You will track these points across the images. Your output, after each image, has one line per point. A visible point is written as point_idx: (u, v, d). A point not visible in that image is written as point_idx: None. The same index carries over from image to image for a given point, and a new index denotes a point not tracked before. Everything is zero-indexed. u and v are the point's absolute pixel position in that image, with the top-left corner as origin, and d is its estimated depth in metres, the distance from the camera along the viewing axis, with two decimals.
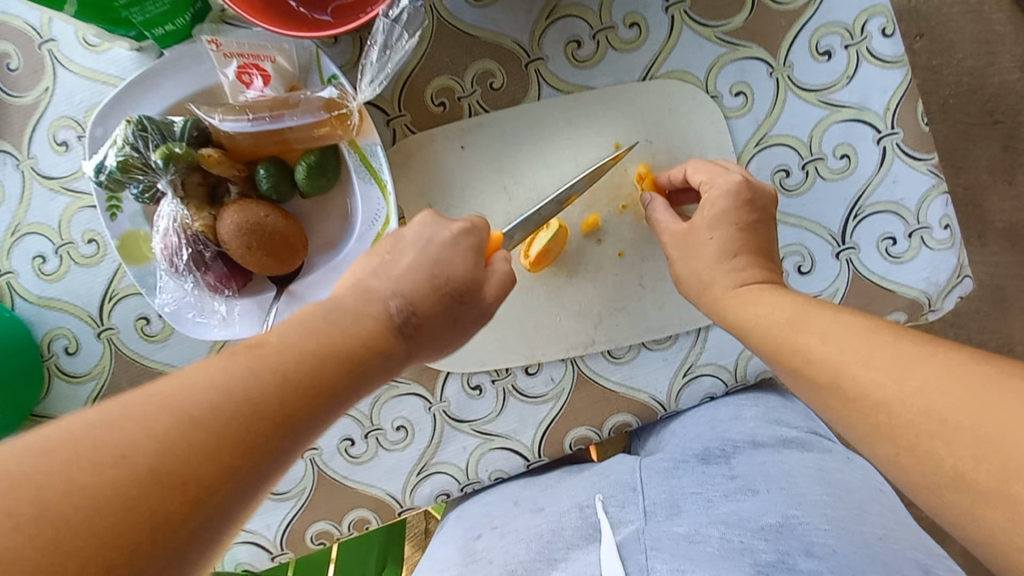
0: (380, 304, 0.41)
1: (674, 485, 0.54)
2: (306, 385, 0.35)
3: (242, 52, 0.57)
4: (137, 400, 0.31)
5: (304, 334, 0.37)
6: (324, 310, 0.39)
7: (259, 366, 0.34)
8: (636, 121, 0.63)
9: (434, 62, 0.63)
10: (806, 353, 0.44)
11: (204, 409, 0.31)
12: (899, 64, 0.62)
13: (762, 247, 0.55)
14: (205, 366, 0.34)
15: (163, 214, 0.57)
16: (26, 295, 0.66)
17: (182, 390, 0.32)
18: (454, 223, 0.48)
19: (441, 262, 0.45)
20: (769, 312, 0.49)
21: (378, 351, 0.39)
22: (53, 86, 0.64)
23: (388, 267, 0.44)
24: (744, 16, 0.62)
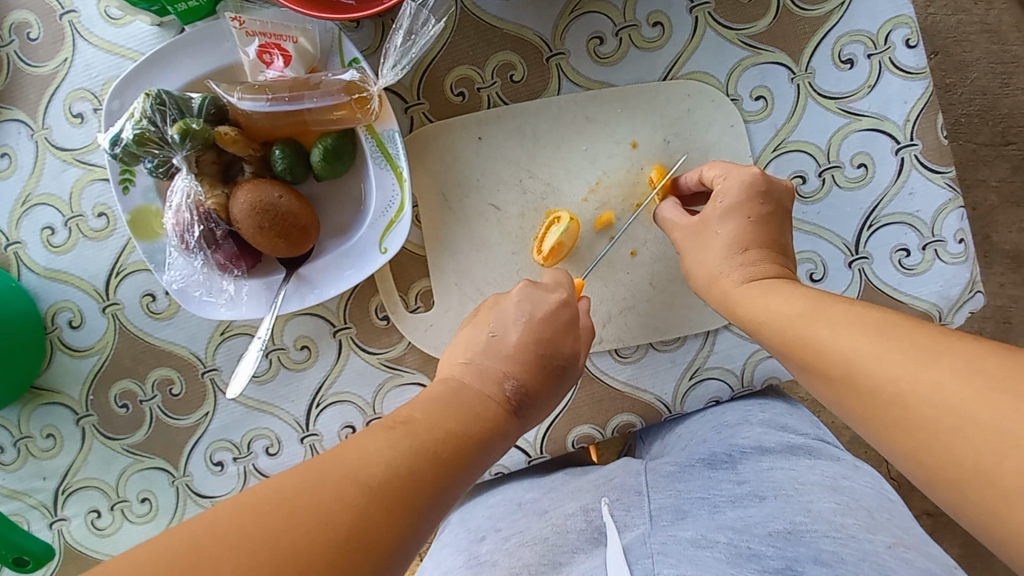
0: (497, 383, 0.47)
1: (679, 491, 0.54)
2: (451, 458, 0.40)
3: (265, 31, 0.57)
4: (321, 470, 0.35)
5: (444, 413, 0.43)
6: (453, 393, 0.45)
7: (417, 441, 0.39)
8: (651, 118, 0.63)
9: (455, 51, 0.63)
10: (816, 345, 0.44)
11: (380, 479, 0.35)
12: (921, 76, 0.62)
13: (776, 242, 0.55)
14: (371, 439, 0.38)
15: (176, 189, 0.57)
16: (32, 266, 0.66)
17: (358, 461, 0.36)
18: (553, 294, 0.53)
19: (547, 339, 0.50)
20: (779, 305, 0.49)
21: (499, 432, 0.44)
22: (72, 56, 0.64)
23: (497, 345, 0.50)
24: (768, 20, 0.62)
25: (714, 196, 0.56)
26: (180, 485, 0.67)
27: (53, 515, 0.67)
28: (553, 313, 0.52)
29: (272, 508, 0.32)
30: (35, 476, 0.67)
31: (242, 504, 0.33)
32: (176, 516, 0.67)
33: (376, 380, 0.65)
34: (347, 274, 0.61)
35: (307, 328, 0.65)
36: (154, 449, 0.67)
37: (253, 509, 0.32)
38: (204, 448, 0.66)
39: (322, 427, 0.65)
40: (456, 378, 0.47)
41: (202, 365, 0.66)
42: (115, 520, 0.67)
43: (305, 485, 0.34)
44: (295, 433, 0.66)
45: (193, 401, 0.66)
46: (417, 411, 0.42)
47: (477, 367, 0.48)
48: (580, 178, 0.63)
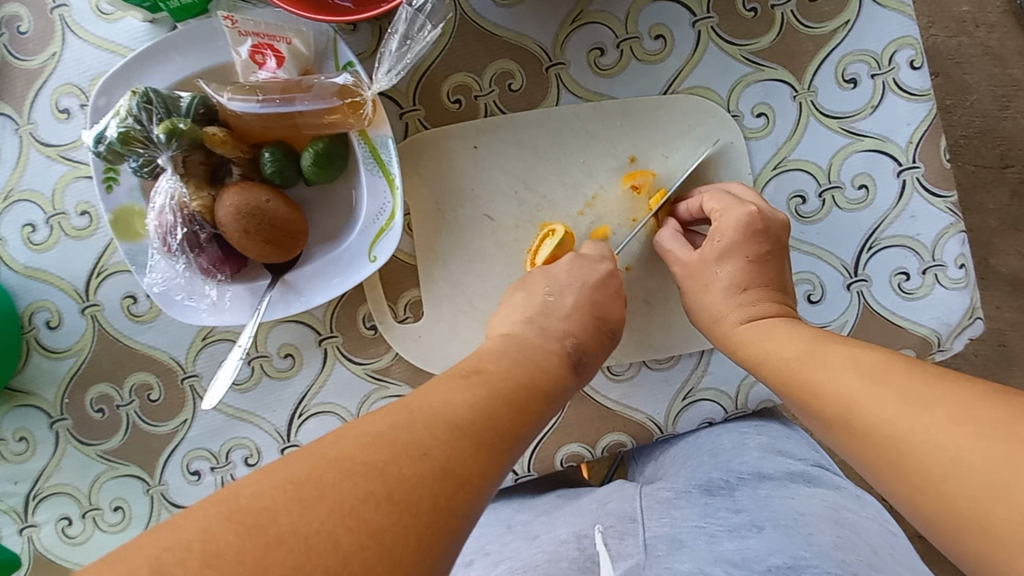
0: (558, 342, 0.49)
1: (676, 517, 0.52)
2: (521, 406, 0.40)
3: (258, 31, 0.56)
4: (412, 411, 0.35)
5: (511, 365, 0.44)
6: (511, 347, 0.47)
7: (492, 389, 0.40)
8: (649, 132, 0.61)
9: (453, 58, 0.62)
10: (815, 387, 0.43)
11: (466, 420, 0.36)
12: (924, 99, 0.61)
13: (779, 277, 0.54)
14: (446, 387, 0.39)
15: (160, 190, 0.55)
16: (12, 264, 0.64)
17: (443, 405, 0.36)
18: (602, 261, 0.55)
19: (600, 304, 0.52)
20: (780, 345, 0.48)
21: (562, 385, 0.45)
22: (60, 51, 0.63)
23: (555, 306, 0.51)
24: (772, 37, 0.61)
25: (711, 234, 0.55)
26: (155, 494, 0.65)
27: (23, 522, 0.64)
28: (603, 282, 0.53)
29: (371, 443, 0.32)
30: (5, 481, 0.64)
31: (338, 446, 0.32)
32: (150, 526, 0.64)
33: (361, 392, 0.63)
34: (334, 282, 0.59)
35: (292, 335, 0.63)
36: (130, 456, 0.65)
37: (354, 445, 0.32)
38: (181, 457, 0.64)
39: (304, 438, 0.63)
40: (518, 334, 0.49)
41: (182, 371, 0.64)
42: (86, 529, 0.65)
43: (400, 424, 0.34)
44: (275, 444, 0.64)
45: (172, 408, 0.64)
46: (484, 365, 0.43)
47: (538, 325, 0.50)
48: (577, 192, 0.62)
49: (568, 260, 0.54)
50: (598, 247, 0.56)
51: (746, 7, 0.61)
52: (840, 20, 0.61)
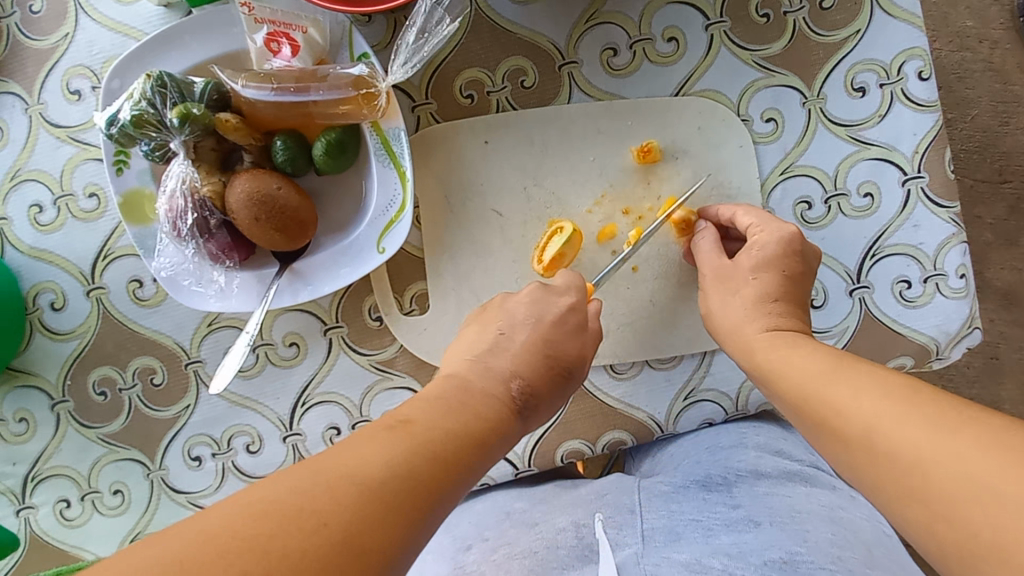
0: (503, 386, 0.46)
1: (674, 510, 0.53)
2: (451, 460, 0.37)
3: (275, 19, 0.55)
4: (316, 471, 0.32)
5: (445, 413, 0.41)
6: (457, 392, 0.44)
7: (416, 442, 0.37)
8: (660, 133, 0.62)
9: (467, 53, 0.62)
10: (838, 407, 0.42)
11: (377, 479, 0.33)
12: (932, 110, 0.62)
13: (804, 293, 0.55)
14: (368, 439, 0.36)
15: (171, 174, 0.55)
16: (17, 244, 0.64)
17: (355, 461, 0.34)
18: (562, 299, 0.52)
19: (555, 340, 0.50)
20: (801, 361, 0.48)
21: (502, 434, 0.42)
22: (74, 32, 0.63)
23: (504, 344, 0.49)
24: (783, 43, 0.62)
25: (752, 244, 0.55)
26: (154, 478, 0.65)
27: (20, 503, 0.65)
28: (562, 316, 0.51)
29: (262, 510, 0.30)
30: (4, 461, 0.65)
31: (229, 507, 0.30)
32: (149, 511, 0.65)
33: (364, 382, 0.64)
34: (343, 273, 0.60)
35: (296, 324, 0.64)
36: (130, 440, 0.65)
37: (246, 512, 0.30)
38: (182, 443, 0.64)
39: (306, 426, 0.64)
40: (462, 377, 0.46)
41: (186, 357, 0.64)
42: (84, 511, 0.65)
43: (302, 488, 0.31)
44: (277, 432, 0.64)
45: (175, 393, 0.64)
46: (414, 411, 0.40)
47: (482, 366, 0.47)
48: (586, 189, 0.62)
49: (531, 292, 0.53)
50: (568, 278, 0.55)
51: (759, 13, 0.62)
52: (851, 29, 0.61)
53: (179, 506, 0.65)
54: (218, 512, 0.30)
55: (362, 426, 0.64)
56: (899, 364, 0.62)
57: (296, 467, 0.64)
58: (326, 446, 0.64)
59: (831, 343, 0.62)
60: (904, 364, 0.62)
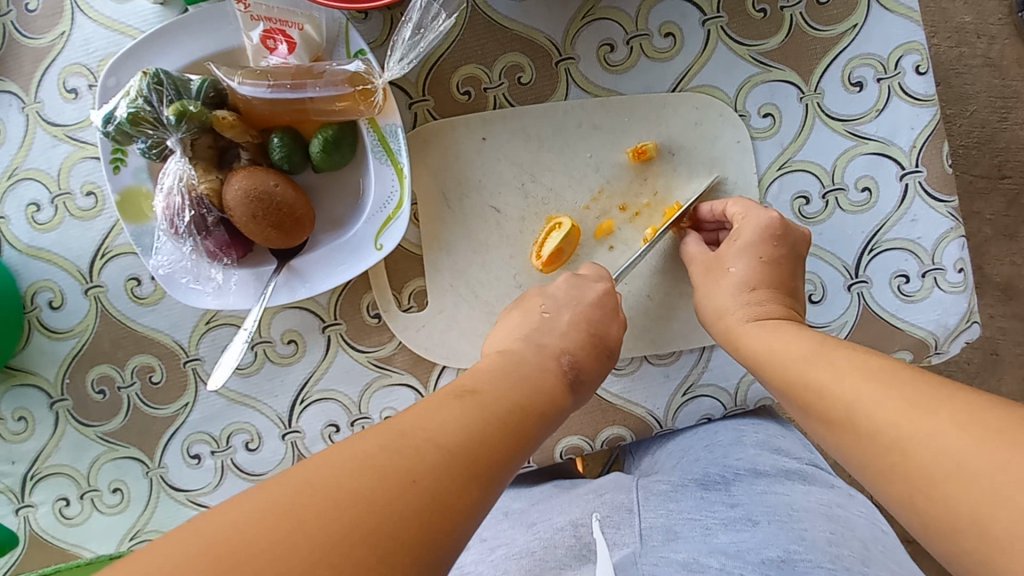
0: (555, 359, 0.47)
1: (672, 509, 0.53)
2: (515, 428, 0.38)
3: (270, 16, 0.56)
4: (403, 433, 0.34)
5: (508, 386, 0.42)
6: (513, 365, 0.45)
7: (487, 411, 0.38)
8: (657, 128, 0.62)
9: (464, 50, 0.62)
10: (821, 389, 0.43)
11: (455, 442, 0.34)
12: (930, 103, 0.62)
13: (790, 279, 0.55)
14: (443, 407, 0.37)
15: (168, 171, 0.55)
16: (14, 243, 0.64)
17: (435, 426, 0.35)
18: (597, 283, 0.55)
19: (596, 321, 0.52)
20: (785, 345, 0.48)
21: (557, 407, 0.43)
22: (69, 31, 0.62)
23: (551, 324, 0.51)
24: (780, 38, 0.62)
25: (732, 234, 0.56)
26: (154, 476, 0.65)
27: (19, 502, 0.65)
28: (600, 300, 0.54)
29: (361, 463, 0.31)
30: (3, 461, 0.65)
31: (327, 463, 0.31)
32: (148, 509, 0.65)
33: (362, 380, 0.64)
34: (341, 270, 0.60)
35: (294, 321, 0.64)
36: (129, 439, 0.65)
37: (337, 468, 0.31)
38: (181, 440, 0.65)
39: (305, 423, 0.64)
40: (516, 352, 0.47)
41: (185, 355, 0.64)
42: (84, 510, 0.65)
43: (395, 445, 0.33)
44: (276, 429, 0.64)
45: (173, 391, 0.65)
46: (481, 383, 0.41)
47: (534, 343, 0.48)
48: (583, 185, 0.62)
49: (566, 279, 0.55)
50: (595, 268, 0.57)
51: (756, 8, 0.62)
52: (848, 23, 0.61)
53: (179, 504, 0.65)
54: (322, 462, 0.31)
55: (361, 423, 0.64)
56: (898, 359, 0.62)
57: (295, 464, 0.64)
58: (325, 443, 0.64)
59: None
60: (903, 359, 0.62)
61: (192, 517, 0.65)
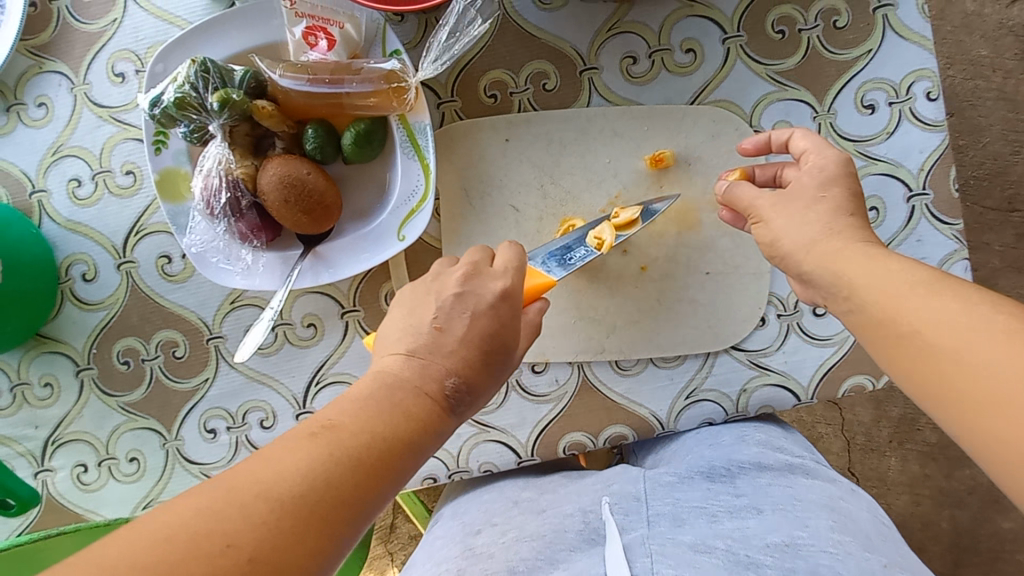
0: (437, 382, 0.44)
1: (678, 499, 0.55)
2: (375, 467, 0.38)
3: (314, 14, 0.58)
4: (228, 491, 0.34)
5: (374, 415, 0.40)
6: (387, 389, 0.42)
7: (338, 451, 0.37)
8: (674, 138, 0.64)
9: (493, 55, 0.65)
10: (923, 321, 0.40)
11: (293, 495, 0.34)
12: (939, 129, 0.63)
13: (839, 208, 0.49)
14: (289, 450, 0.36)
15: (208, 155, 0.58)
16: (54, 215, 0.67)
17: (273, 475, 0.35)
18: (494, 282, 0.50)
19: (493, 333, 0.47)
20: (879, 275, 0.44)
21: (431, 434, 0.42)
22: (122, 18, 0.66)
23: (440, 339, 0.46)
24: (798, 59, 0.64)
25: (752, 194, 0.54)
26: (170, 448, 0.67)
27: (39, 466, 0.67)
28: (498, 303, 0.48)
29: (170, 537, 0.32)
30: (27, 424, 0.67)
31: (153, 531, 0.32)
32: (163, 479, 0.67)
33: None
34: (363, 258, 0.62)
35: (315, 305, 0.66)
36: (149, 410, 0.67)
37: (150, 539, 0.31)
38: (199, 415, 0.67)
39: (319, 405, 0.66)
40: (393, 372, 0.44)
41: (208, 332, 0.67)
42: (101, 476, 0.67)
43: (218, 511, 0.33)
44: (291, 409, 0.66)
45: (195, 366, 0.67)
46: (338, 415, 0.39)
47: (418, 361, 0.45)
48: (601, 189, 0.65)
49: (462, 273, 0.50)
50: (505, 259, 0.52)
51: (775, 29, 0.64)
52: (863, 49, 0.64)
53: (192, 476, 0.67)
54: (142, 529, 0.32)
55: None
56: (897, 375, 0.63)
57: None
58: None
59: (830, 351, 0.64)
60: None
61: None
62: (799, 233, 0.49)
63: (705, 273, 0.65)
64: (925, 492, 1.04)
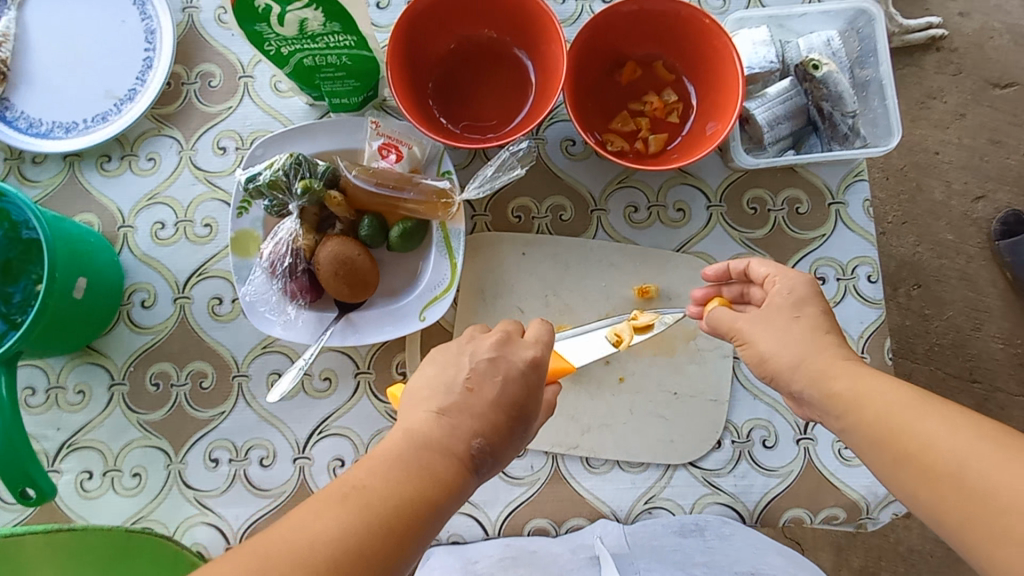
0: (463, 443, 0.49)
1: (655, 544, 0.68)
2: (401, 529, 0.43)
3: (390, 135, 0.74)
4: (267, 557, 0.40)
5: (401, 478, 0.46)
6: (414, 450, 0.48)
7: (366, 513, 0.43)
8: (659, 276, 0.78)
9: (523, 186, 0.80)
10: (924, 445, 0.46)
11: (326, 560, 0.40)
12: (877, 306, 0.77)
13: (816, 327, 0.56)
14: (322, 515, 0.42)
15: (282, 227, 0.71)
16: (134, 248, 0.79)
17: (307, 543, 0.41)
18: (525, 352, 0.55)
19: (518, 399, 0.52)
20: (883, 395, 0.50)
21: (456, 490, 0.47)
22: (236, 107, 0.82)
23: (467, 403, 0.51)
24: (765, 231, 0.79)
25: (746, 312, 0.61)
26: (172, 470, 0.74)
27: (48, 466, 0.74)
28: (524, 371, 0.53)
29: None
30: (51, 425, 0.75)
31: None
32: (156, 499, 0.73)
33: (377, 425, 0.75)
34: (386, 329, 0.73)
35: (334, 362, 0.76)
36: (164, 431, 0.75)
37: None
38: (206, 444, 0.74)
39: (316, 453, 0.74)
40: (421, 433, 0.49)
41: (236, 369, 0.76)
42: (102, 485, 0.73)
43: (253, 571, 0.39)
44: (290, 452, 0.74)
45: (216, 398, 0.75)
46: (366, 478, 0.45)
47: (446, 422, 0.50)
48: (594, 307, 0.77)
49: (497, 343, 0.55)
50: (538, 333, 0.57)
51: (749, 205, 0.80)
52: (819, 232, 0.79)
53: (184, 500, 0.73)
54: None
55: None
56: (829, 513, 0.72)
57: (297, 487, 0.73)
58: (328, 474, 0.74)
59: (774, 482, 0.73)
60: (836, 514, 0.72)
61: (192, 516, 0.73)
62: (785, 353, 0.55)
63: (673, 392, 0.75)
64: None
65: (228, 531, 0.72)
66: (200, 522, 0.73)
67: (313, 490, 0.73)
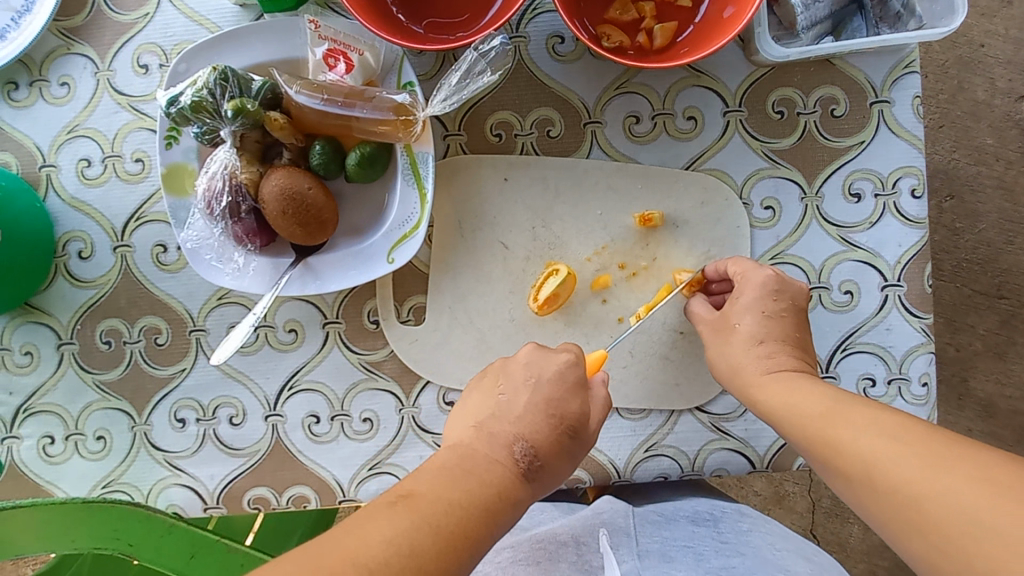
0: (507, 449, 0.48)
1: (665, 536, 0.62)
2: (456, 535, 0.41)
3: (336, 38, 0.61)
4: (321, 558, 0.37)
5: (449, 483, 0.44)
6: (461, 461, 0.47)
7: (420, 519, 0.41)
8: (665, 200, 0.67)
9: (501, 98, 0.67)
10: (835, 445, 0.48)
11: (379, 561, 0.37)
12: (919, 226, 0.66)
13: (797, 325, 0.59)
14: (373, 518, 0.40)
15: (216, 158, 0.60)
16: (60, 191, 0.69)
17: (360, 544, 0.38)
18: (562, 356, 0.54)
19: (558, 400, 0.52)
20: (801, 400, 0.52)
21: (509, 499, 0.46)
22: (153, 13, 0.68)
23: (507, 408, 0.51)
24: (793, 140, 0.67)
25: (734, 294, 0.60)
26: (137, 432, 0.68)
27: (7, 432, 0.68)
28: (563, 375, 0.53)
29: None
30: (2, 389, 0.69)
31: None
32: (126, 460, 0.68)
33: (352, 378, 0.68)
34: (352, 274, 0.64)
35: (299, 312, 0.68)
36: (123, 391, 0.69)
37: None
38: (171, 403, 0.68)
39: (288, 410, 0.68)
40: (466, 445, 0.49)
41: (192, 324, 0.69)
42: (67, 450, 0.68)
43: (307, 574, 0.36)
44: (261, 410, 0.68)
45: (175, 355, 0.69)
46: (418, 485, 0.44)
47: (488, 432, 0.50)
48: (589, 239, 0.67)
49: (530, 355, 0.55)
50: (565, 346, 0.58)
51: (774, 109, 0.67)
52: (856, 139, 0.66)
53: (155, 462, 0.68)
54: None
55: (340, 419, 0.67)
56: None
57: (272, 445, 0.68)
58: (304, 431, 0.68)
59: None
60: None
61: (164, 477, 0.68)
62: (776, 342, 0.58)
63: (679, 332, 0.67)
64: (883, 562, 1.06)
65: (204, 493, 0.68)
66: (175, 484, 0.68)
67: (289, 448, 0.68)
